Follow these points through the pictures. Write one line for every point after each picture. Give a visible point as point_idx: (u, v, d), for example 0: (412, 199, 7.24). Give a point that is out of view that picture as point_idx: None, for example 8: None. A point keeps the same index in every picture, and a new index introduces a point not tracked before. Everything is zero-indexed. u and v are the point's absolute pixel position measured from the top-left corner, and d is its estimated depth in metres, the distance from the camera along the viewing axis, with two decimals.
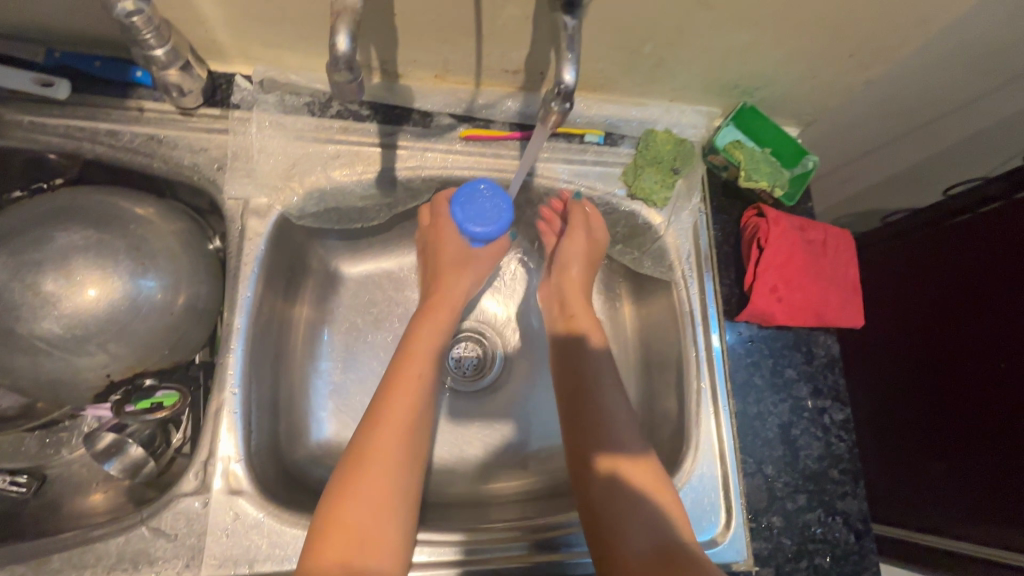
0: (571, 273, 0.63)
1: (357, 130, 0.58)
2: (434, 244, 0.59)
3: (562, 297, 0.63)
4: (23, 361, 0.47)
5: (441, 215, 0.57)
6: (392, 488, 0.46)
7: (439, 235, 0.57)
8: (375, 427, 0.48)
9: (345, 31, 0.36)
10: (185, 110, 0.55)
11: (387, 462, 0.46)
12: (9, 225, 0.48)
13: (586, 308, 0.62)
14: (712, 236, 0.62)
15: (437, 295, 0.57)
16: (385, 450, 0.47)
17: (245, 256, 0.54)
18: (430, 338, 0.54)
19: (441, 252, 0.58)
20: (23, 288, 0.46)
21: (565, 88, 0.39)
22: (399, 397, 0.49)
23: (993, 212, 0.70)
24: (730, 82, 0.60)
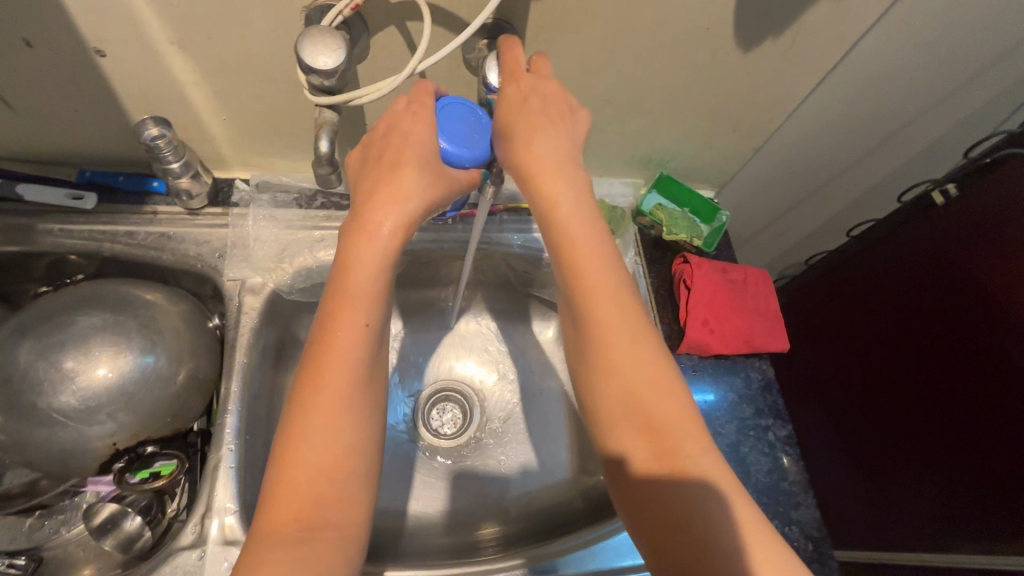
0: (538, 138, 0.45)
1: (339, 216, 0.68)
2: (397, 136, 0.45)
3: (542, 172, 0.45)
4: (41, 433, 0.52)
5: (423, 105, 0.46)
6: (334, 483, 0.41)
7: (411, 121, 0.45)
8: (306, 407, 0.42)
9: (326, 137, 0.47)
10: (192, 211, 0.65)
11: (333, 420, 0.42)
12: (39, 313, 0.56)
13: (574, 193, 0.46)
14: (649, 283, 0.72)
15: (388, 198, 0.45)
16: (321, 442, 0.41)
17: (242, 327, 0.62)
18: (371, 263, 0.45)
19: (411, 135, 0.45)
20: (49, 365, 0.53)
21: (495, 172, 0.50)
22: (330, 371, 0.43)
23: (895, 240, 0.79)
24: (644, 157, 0.74)
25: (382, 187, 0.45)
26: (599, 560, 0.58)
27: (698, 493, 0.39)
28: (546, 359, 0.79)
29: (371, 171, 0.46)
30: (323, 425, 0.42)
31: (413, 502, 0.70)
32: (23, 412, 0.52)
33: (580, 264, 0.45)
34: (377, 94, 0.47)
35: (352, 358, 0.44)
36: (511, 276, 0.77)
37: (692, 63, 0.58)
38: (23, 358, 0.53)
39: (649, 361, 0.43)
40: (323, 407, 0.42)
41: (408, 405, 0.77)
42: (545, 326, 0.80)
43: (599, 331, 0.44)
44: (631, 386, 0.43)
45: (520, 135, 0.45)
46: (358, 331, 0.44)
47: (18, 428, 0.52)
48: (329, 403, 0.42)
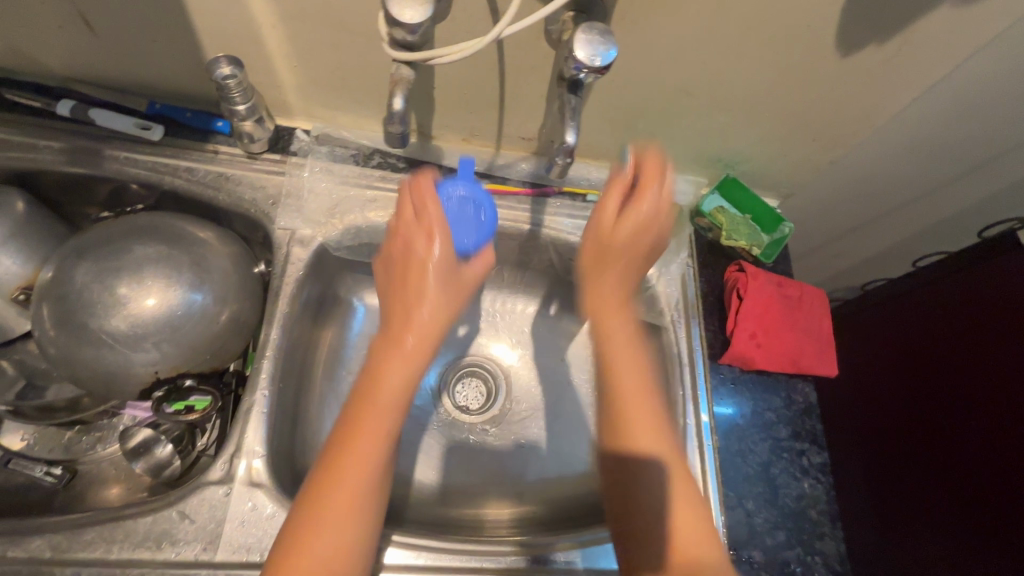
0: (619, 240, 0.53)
1: (393, 178, 0.68)
2: (416, 253, 0.48)
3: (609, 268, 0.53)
4: (90, 353, 0.54)
5: (439, 218, 0.49)
6: (354, 525, 0.42)
7: (429, 237, 0.48)
8: (328, 481, 0.42)
9: (400, 94, 0.45)
10: (251, 155, 0.65)
11: (362, 469, 0.43)
12: (98, 237, 0.57)
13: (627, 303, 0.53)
14: (698, 287, 0.70)
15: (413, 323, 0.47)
16: (347, 485, 0.42)
17: (287, 277, 0.62)
18: (399, 369, 0.46)
19: (436, 255, 0.48)
20: (104, 290, 0.54)
21: (566, 146, 0.47)
22: (358, 448, 0.43)
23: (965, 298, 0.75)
24: (712, 156, 0.71)
25: (411, 306, 0.47)
26: (586, 556, 0.57)
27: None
28: (580, 349, 0.78)
29: (393, 286, 0.48)
30: (351, 478, 0.42)
31: (419, 468, 0.70)
32: (75, 330, 0.54)
33: (634, 364, 0.50)
34: (456, 57, 0.45)
35: (386, 427, 0.45)
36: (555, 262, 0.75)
37: (783, 64, 0.55)
38: (80, 280, 0.54)
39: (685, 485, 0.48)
40: (346, 481, 0.42)
41: (436, 375, 0.77)
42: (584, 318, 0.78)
43: (646, 431, 0.48)
44: (670, 486, 0.47)
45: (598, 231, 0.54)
46: (393, 406, 0.45)
47: (69, 346, 0.54)
48: (349, 482, 0.42)
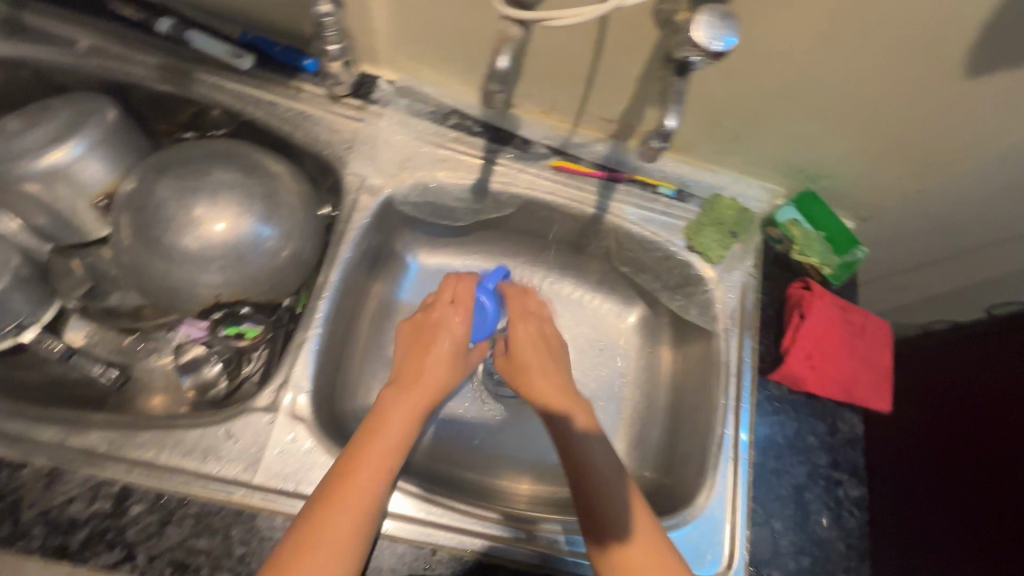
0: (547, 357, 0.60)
1: (467, 141, 0.67)
2: (440, 335, 0.57)
3: (548, 343, 0.62)
4: (161, 265, 0.56)
5: (463, 300, 0.60)
6: (345, 549, 0.44)
7: (453, 311, 0.59)
8: (321, 516, 0.44)
9: (507, 55, 0.44)
10: (333, 98, 0.65)
11: (356, 508, 0.45)
12: (181, 157, 0.59)
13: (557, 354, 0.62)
14: (757, 298, 0.68)
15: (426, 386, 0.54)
16: (344, 517, 0.45)
17: (352, 223, 0.63)
18: (401, 417, 0.51)
19: (455, 321, 0.58)
20: (182, 208, 0.55)
21: (665, 130, 0.44)
22: (353, 488, 0.46)
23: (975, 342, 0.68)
24: (796, 166, 0.67)
25: (423, 366, 0.55)
26: (572, 541, 0.56)
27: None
28: (621, 341, 0.78)
29: (409, 355, 0.56)
30: (346, 516, 0.45)
31: (443, 428, 0.71)
32: (150, 241, 0.55)
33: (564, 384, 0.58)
34: (575, 19, 0.43)
35: (389, 462, 0.49)
36: (612, 249, 0.74)
37: (901, 75, 0.52)
38: (160, 194, 0.56)
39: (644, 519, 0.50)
40: (339, 517, 0.44)
41: None
42: (627, 311, 0.80)
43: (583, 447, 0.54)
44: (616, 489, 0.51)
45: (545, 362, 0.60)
46: (387, 454, 0.49)
47: (142, 256, 0.56)
48: (350, 507, 0.45)
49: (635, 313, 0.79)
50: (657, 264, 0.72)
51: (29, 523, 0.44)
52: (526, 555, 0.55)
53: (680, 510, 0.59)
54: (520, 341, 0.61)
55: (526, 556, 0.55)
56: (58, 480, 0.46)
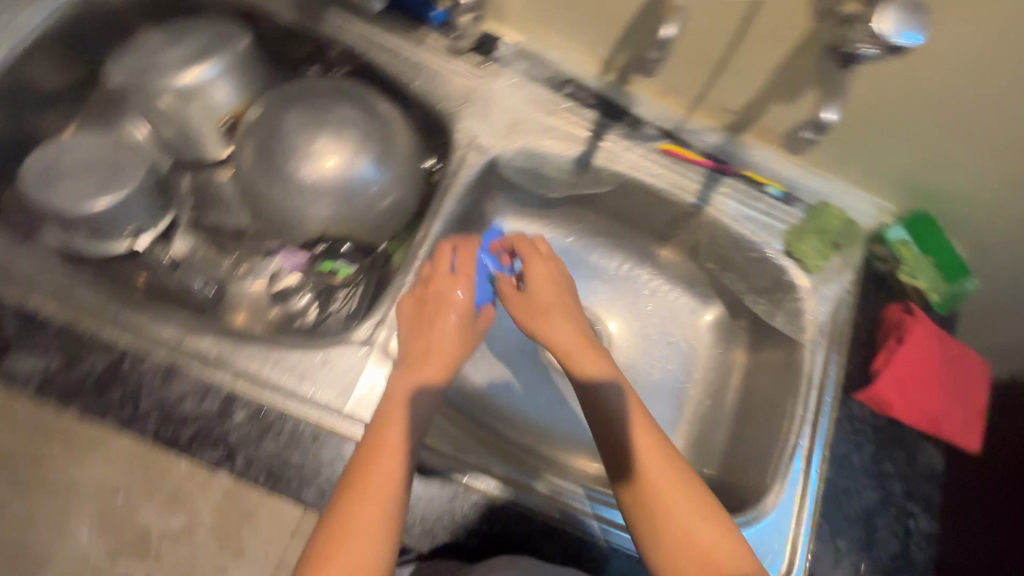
0: (550, 308, 0.57)
1: (579, 113, 0.66)
2: (448, 305, 0.54)
3: (560, 291, 0.59)
4: (279, 192, 0.58)
5: (467, 264, 0.57)
6: (380, 536, 0.40)
7: (457, 277, 0.55)
8: (334, 536, 0.39)
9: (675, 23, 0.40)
10: (454, 52, 0.66)
11: (382, 497, 0.41)
12: (307, 90, 0.60)
13: (564, 300, 0.58)
14: (850, 315, 0.66)
15: (439, 356, 0.51)
16: (374, 505, 0.41)
17: (457, 178, 0.64)
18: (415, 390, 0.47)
19: (457, 285, 0.55)
20: (307, 140, 0.58)
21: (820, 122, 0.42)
22: (367, 497, 0.41)
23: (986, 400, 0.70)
24: (916, 184, 0.64)
25: (430, 334, 0.52)
26: (594, 505, 0.56)
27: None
28: (693, 337, 0.78)
29: (418, 333, 0.52)
30: (372, 507, 0.40)
31: (508, 394, 0.71)
32: (273, 167, 0.58)
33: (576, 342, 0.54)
34: None
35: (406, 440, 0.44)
36: (702, 243, 0.73)
37: None
38: (288, 124, 0.58)
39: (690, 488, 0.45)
40: (366, 509, 0.40)
41: None
42: (704, 309, 0.79)
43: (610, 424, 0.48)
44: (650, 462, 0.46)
45: (549, 312, 0.57)
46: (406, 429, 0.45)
47: (262, 182, 0.58)
48: (375, 498, 0.41)
49: (712, 311, 0.78)
50: (747, 265, 0.70)
51: (147, 411, 0.48)
52: (545, 504, 0.54)
53: (747, 510, 0.59)
54: (541, 291, 0.58)
55: (541, 504, 0.54)
56: (174, 377, 0.49)
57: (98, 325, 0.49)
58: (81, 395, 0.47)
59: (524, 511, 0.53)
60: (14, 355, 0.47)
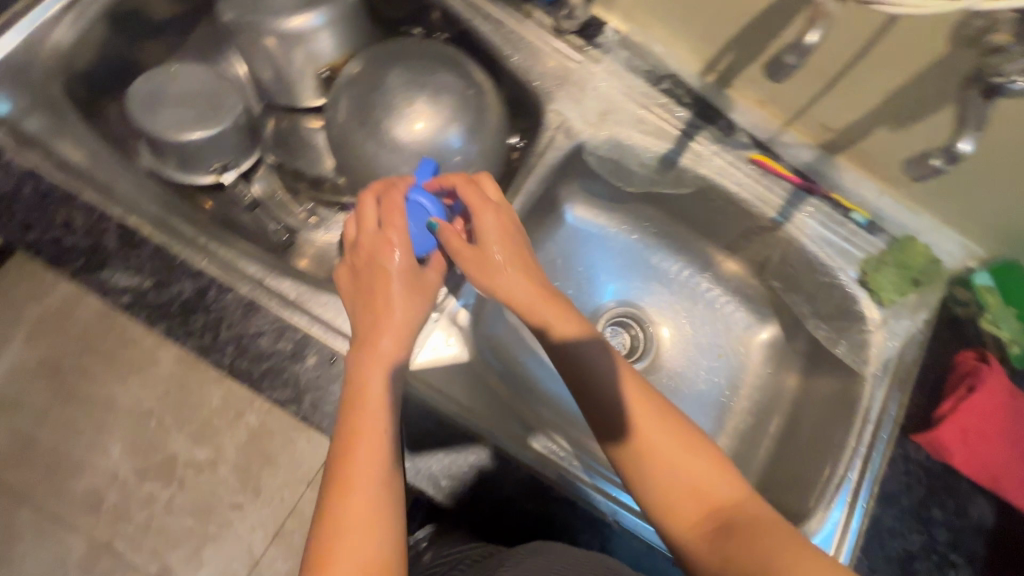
0: (491, 253, 0.50)
1: (673, 109, 0.65)
2: (386, 268, 0.48)
3: (502, 230, 0.51)
4: (369, 147, 0.59)
5: (393, 225, 0.49)
6: (376, 518, 0.39)
7: (384, 243, 0.49)
8: (333, 536, 0.38)
9: (821, 29, 0.38)
10: (557, 31, 0.65)
11: (367, 481, 0.40)
12: (411, 50, 0.60)
13: (510, 245, 0.51)
14: (919, 355, 0.64)
15: (391, 326, 0.47)
16: (363, 488, 0.40)
17: (544, 159, 0.64)
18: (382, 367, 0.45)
19: (390, 254, 0.48)
20: (405, 100, 0.58)
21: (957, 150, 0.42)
22: (355, 487, 0.39)
23: None
24: (1012, 230, 0.62)
25: (371, 308, 0.47)
26: (597, 480, 0.55)
27: (762, 543, 0.38)
28: (743, 352, 0.77)
29: (362, 302, 0.48)
30: (362, 492, 0.40)
31: (554, 380, 0.72)
32: (367, 121, 0.58)
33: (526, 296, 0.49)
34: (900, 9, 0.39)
35: (384, 422, 0.43)
36: (772, 260, 0.72)
37: None
38: (389, 81, 0.58)
39: (673, 428, 0.44)
40: (354, 494, 0.39)
41: (595, 308, 0.78)
42: (760, 327, 0.77)
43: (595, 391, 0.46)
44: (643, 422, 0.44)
45: (489, 262, 0.49)
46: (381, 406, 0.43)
47: (353, 134, 0.59)
48: (359, 480, 0.40)
49: (768, 330, 0.77)
50: (816, 288, 0.69)
51: (225, 341, 0.49)
52: (539, 463, 0.54)
53: None
54: (491, 240, 0.50)
55: (542, 466, 0.53)
56: (255, 312, 0.50)
57: (189, 252, 0.51)
58: (167, 317, 0.49)
59: (522, 466, 0.52)
60: (111, 269, 0.49)
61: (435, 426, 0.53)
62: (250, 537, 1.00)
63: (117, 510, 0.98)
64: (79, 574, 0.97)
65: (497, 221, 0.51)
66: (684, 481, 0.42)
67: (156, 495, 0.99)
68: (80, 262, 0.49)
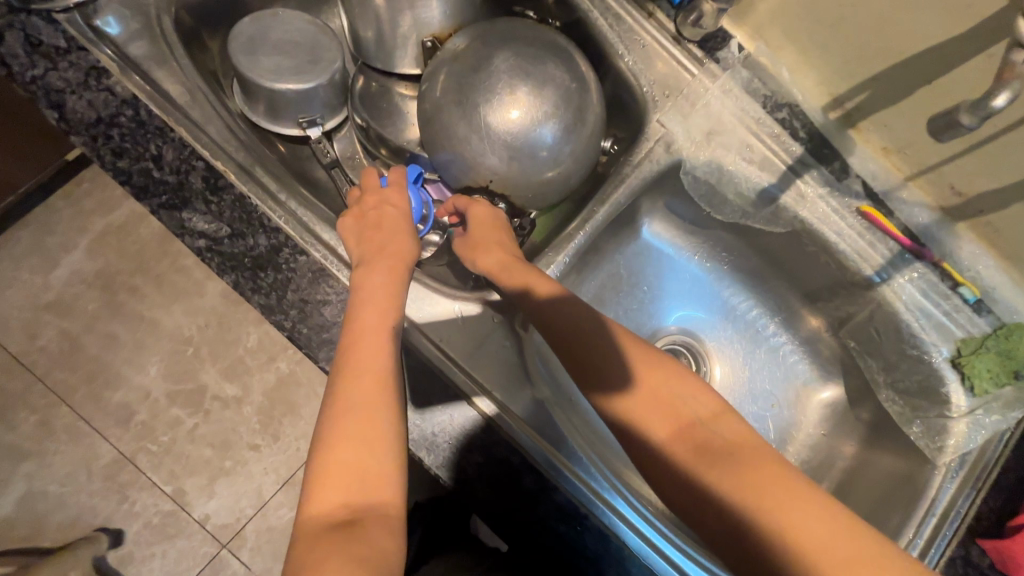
0: (479, 235, 0.57)
1: (784, 142, 0.61)
2: (391, 212, 0.52)
3: (495, 221, 0.58)
4: (460, 126, 0.56)
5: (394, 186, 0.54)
6: (377, 411, 0.38)
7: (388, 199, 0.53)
8: (338, 419, 0.38)
9: (1009, 92, 0.36)
10: (678, 38, 0.61)
11: (370, 369, 0.40)
12: (524, 32, 0.57)
13: (495, 231, 0.58)
14: (1004, 454, 0.58)
15: (394, 250, 0.49)
16: (366, 377, 0.39)
17: (637, 171, 0.61)
18: (387, 279, 0.46)
19: (393, 206, 0.52)
20: (506, 84, 0.55)
21: None
22: (357, 378, 0.39)
23: None
24: None
25: (373, 241, 0.49)
26: (602, 486, 0.52)
27: (746, 466, 0.40)
28: (799, 406, 0.72)
29: (365, 234, 0.50)
30: (364, 382, 0.39)
31: None
32: (463, 100, 0.55)
33: (506, 263, 0.54)
34: None
35: (389, 321, 0.43)
36: (854, 318, 0.66)
37: None
38: (494, 62, 0.55)
39: (641, 355, 0.47)
40: (357, 385, 0.39)
41: (650, 331, 0.75)
42: (822, 385, 0.73)
43: (587, 333, 0.48)
44: (635, 361, 0.47)
45: (477, 241, 0.57)
46: (384, 310, 0.44)
47: (446, 110, 0.56)
48: (360, 371, 0.40)
49: (831, 391, 0.72)
50: (899, 358, 0.63)
51: (290, 303, 0.48)
52: (534, 447, 0.51)
53: None
54: (479, 224, 0.58)
55: (586, 495, 0.50)
56: (323, 279, 0.49)
57: (269, 206, 0.50)
58: (237, 268, 0.48)
59: (563, 491, 0.50)
60: (192, 210, 0.49)
61: (471, 425, 0.51)
62: (261, 479, 1.02)
63: (145, 427, 1.01)
64: (99, 482, 0.99)
65: (487, 211, 0.58)
66: (654, 397, 0.44)
67: (183, 420, 1.02)
68: (164, 197, 0.49)
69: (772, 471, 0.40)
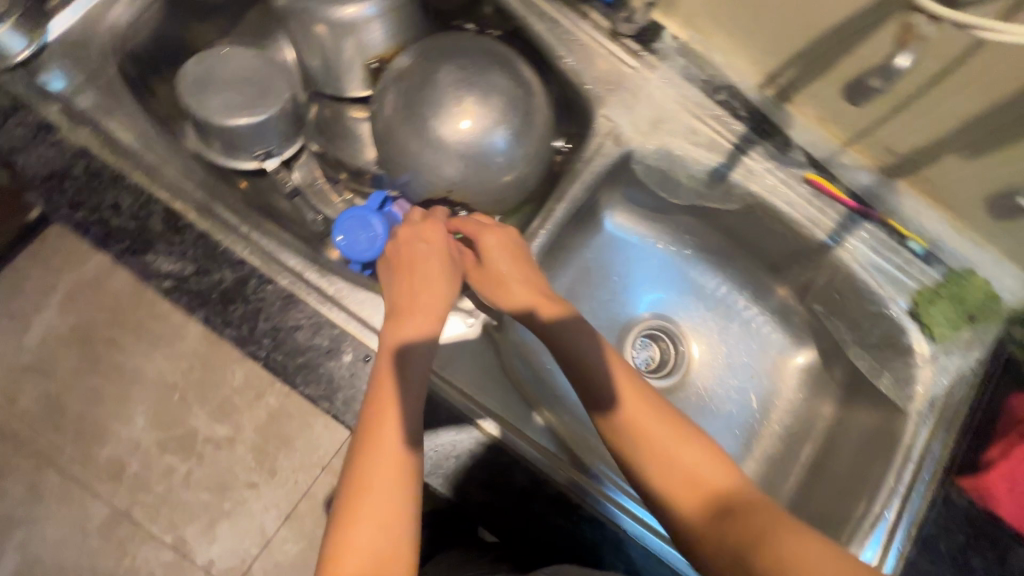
0: (499, 268, 0.53)
1: (727, 122, 0.63)
2: (422, 249, 0.52)
3: (511, 250, 0.55)
4: (414, 141, 0.57)
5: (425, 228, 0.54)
6: (399, 482, 0.39)
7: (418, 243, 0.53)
8: (355, 495, 0.38)
9: (910, 51, 0.39)
10: (615, 35, 0.64)
11: (392, 439, 0.41)
12: (467, 44, 0.59)
13: (518, 262, 0.54)
14: (969, 394, 0.60)
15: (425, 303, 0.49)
16: (388, 448, 0.40)
17: (591, 165, 0.62)
18: (417, 337, 0.47)
19: (427, 253, 0.52)
20: (453, 96, 0.56)
21: None
22: (379, 450, 0.40)
23: None
24: None
25: (407, 294, 0.49)
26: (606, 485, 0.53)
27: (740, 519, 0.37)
28: (779, 374, 0.75)
29: (400, 282, 0.50)
30: (387, 454, 0.40)
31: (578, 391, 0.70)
32: (414, 115, 0.57)
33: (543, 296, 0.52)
34: (1001, 38, 0.38)
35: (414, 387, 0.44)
36: (816, 283, 0.69)
37: None
38: (439, 76, 0.57)
39: (642, 401, 0.45)
40: (379, 456, 0.40)
41: (625, 320, 0.76)
42: (796, 351, 0.75)
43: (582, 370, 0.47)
44: (632, 401, 0.45)
45: (498, 275, 0.53)
46: (407, 373, 0.45)
47: (398, 128, 0.58)
48: (383, 443, 0.40)
49: (805, 355, 0.74)
50: (862, 316, 0.65)
51: (263, 332, 0.49)
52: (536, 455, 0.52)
53: None
54: (497, 254, 0.54)
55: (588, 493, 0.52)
56: (293, 306, 0.49)
57: (231, 240, 0.50)
58: (207, 304, 0.49)
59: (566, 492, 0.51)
60: (155, 253, 0.49)
61: (472, 441, 0.52)
62: (262, 516, 1.01)
63: (138, 479, 1.00)
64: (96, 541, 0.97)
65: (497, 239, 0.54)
66: (644, 441, 0.42)
67: (175, 468, 1.00)
68: (126, 243, 0.49)
69: (771, 526, 0.36)
